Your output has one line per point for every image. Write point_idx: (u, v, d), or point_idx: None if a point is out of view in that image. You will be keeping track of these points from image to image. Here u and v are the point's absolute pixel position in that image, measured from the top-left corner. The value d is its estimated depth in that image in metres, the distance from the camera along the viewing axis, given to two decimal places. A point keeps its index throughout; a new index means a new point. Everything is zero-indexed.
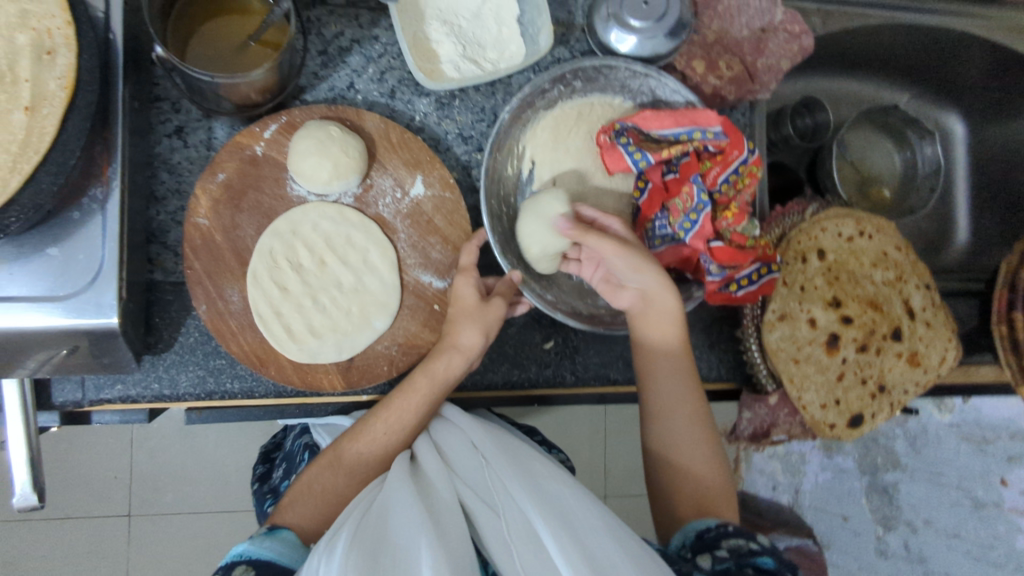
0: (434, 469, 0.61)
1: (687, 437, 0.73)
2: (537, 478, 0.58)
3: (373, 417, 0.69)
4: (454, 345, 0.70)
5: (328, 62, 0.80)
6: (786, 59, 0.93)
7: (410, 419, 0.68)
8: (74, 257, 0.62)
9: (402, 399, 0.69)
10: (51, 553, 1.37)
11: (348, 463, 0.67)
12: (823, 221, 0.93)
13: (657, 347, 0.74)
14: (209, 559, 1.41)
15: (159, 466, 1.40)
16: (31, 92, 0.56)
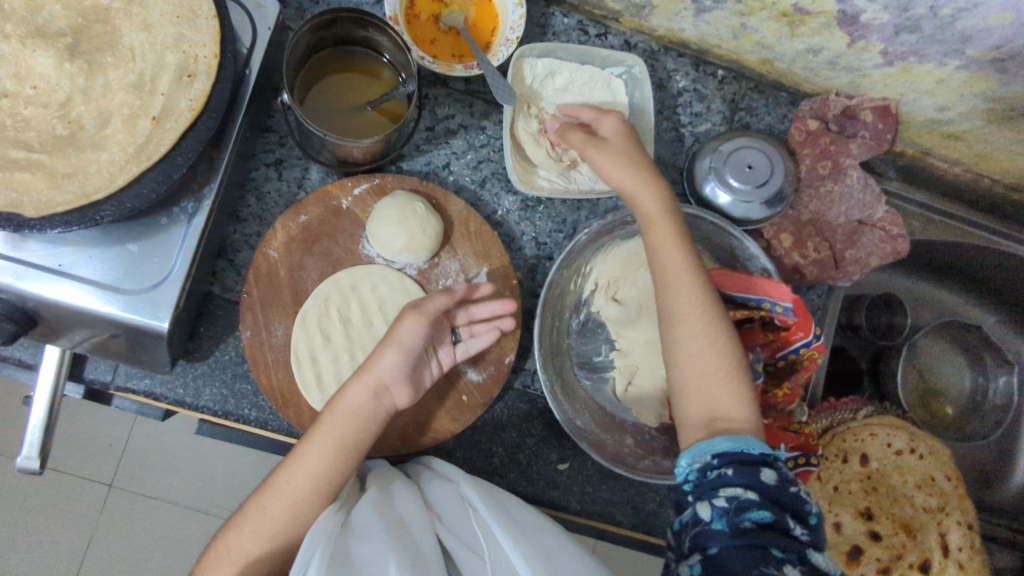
0: (416, 509, 0.65)
1: (706, 352, 0.63)
2: (524, 532, 0.62)
3: (298, 449, 0.64)
4: (375, 375, 0.66)
5: (432, 139, 0.83)
6: (876, 257, 0.91)
7: (318, 467, 0.62)
8: (148, 258, 0.65)
9: (304, 443, 0.63)
10: (29, 499, 1.39)
11: (284, 497, 0.62)
12: (874, 426, 0.90)
13: (669, 226, 0.69)
14: (171, 553, 1.41)
15: (155, 446, 1.42)
16: (163, 105, 0.61)
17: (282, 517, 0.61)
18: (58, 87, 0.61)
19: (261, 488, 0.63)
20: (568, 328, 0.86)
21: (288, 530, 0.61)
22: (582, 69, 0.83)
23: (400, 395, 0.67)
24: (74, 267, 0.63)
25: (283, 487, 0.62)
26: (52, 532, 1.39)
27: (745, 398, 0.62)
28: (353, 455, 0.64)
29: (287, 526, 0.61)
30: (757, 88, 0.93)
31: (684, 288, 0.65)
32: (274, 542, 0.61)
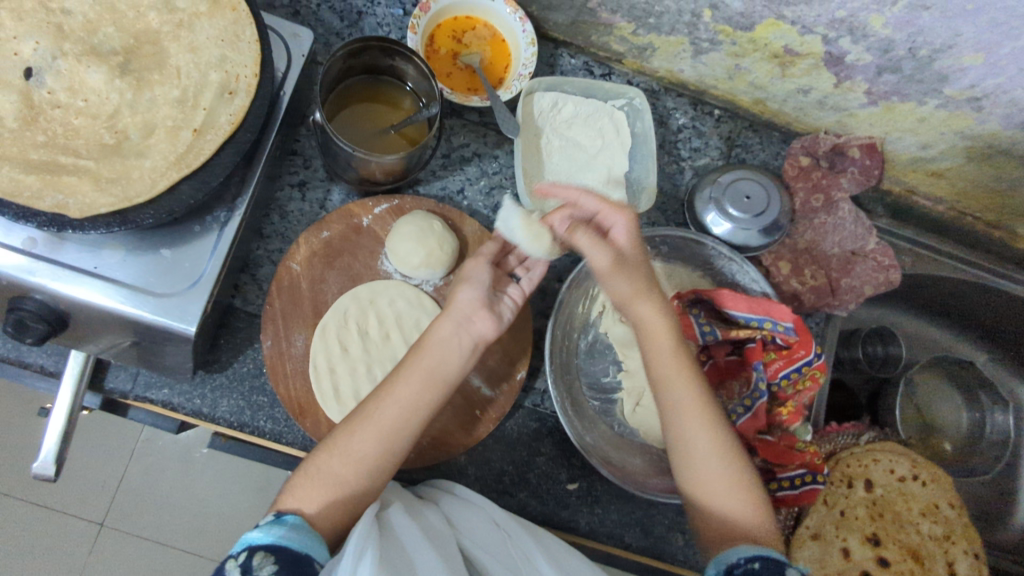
0: (445, 526, 0.67)
1: (711, 467, 0.68)
2: (557, 565, 0.65)
3: (388, 380, 0.68)
4: (459, 307, 0.71)
5: (447, 165, 0.89)
6: (870, 285, 0.94)
7: (406, 402, 0.66)
8: (180, 263, 0.68)
9: (395, 377, 0.67)
10: (15, 539, 1.36)
11: (374, 422, 0.65)
12: (875, 452, 0.90)
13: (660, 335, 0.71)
14: None
15: (148, 486, 1.40)
16: (204, 119, 0.65)
17: (372, 442, 0.64)
18: (108, 100, 0.66)
19: (351, 414, 0.66)
20: (577, 348, 0.88)
21: (375, 456, 0.64)
22: (586, 102, 0.90)
23: (484, 327, 0.72)
24: (109, 270, 0.66)
25: (374, 413, 0.65)
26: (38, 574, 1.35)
27: (754, 503, 0.68)
28: (440, 387, 0.68)
29: (375, 453, 0.64)
30: (751, 127, 1.00)
31: (687, 404, 0.69)
32: (361, 467, 0.64)
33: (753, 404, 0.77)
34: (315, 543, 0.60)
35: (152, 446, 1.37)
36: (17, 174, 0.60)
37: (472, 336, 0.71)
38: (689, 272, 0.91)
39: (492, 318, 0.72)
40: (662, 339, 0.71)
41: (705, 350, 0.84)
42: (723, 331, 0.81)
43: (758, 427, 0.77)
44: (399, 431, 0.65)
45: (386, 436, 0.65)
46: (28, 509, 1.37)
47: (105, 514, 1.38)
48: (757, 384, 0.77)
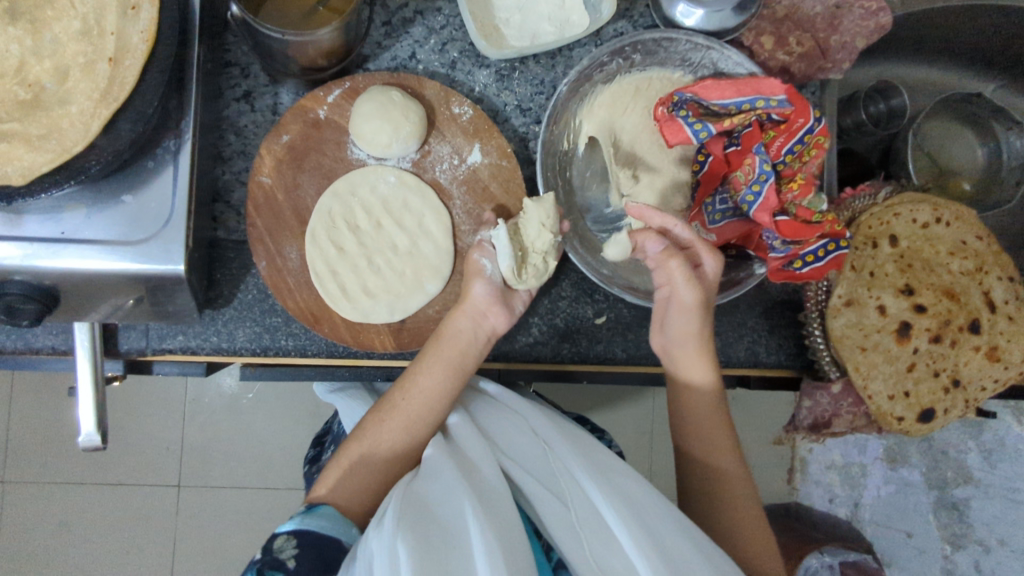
0: (474, 444, 0.67)
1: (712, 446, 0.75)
2: (598, 467, 0.64)
3: (413, 370, 0.72)
4: (473, 302, 0.73)
5: (391, 33, 0.82)
6: (862, 37, 0.88)
7: (429, 395, 0.71)
8: (146, 205, 0.64)
9: (420, 372, 0.71)
10: (106, 516, 1.44)
11: (400, 412, 0.70)
12: (896, 206, 0.88)
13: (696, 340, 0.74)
14: (256, 531, 1.47)
15: (208, 438, 1.46)
16: (116, 44, 0.60)
17: (399, 430, 0.70)
18: (9, 52, 0.60)
19: (378, 406, 0.72)
20: (574, 188, 0.85)
21: (401, 442, 0.70)
22: None
23: (497, 322, 0.74)
24: (78, 232, 0.63)
25: (399, 404, 0.70)
26: (139, 539, 1.45)
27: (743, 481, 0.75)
28: (460, 375, 0.72)
29: (401, 442, 0.70)
30: None
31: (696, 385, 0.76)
32: (390, 455, 0.69)
33: (761, 188, 0.74)
34: (346, 528, 0.65)
35: (200, 405, 1.45)
36: None
37: (486, 331, 0.73)
38: (670, 73, 0.85)
39: (504, 311, 0.74)
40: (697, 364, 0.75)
41: (702, 150, 0.81)
42: (716, 124, 0.76)
43: (771, 210, 0.75)
44: (422, 420, 0.70)
45: (414, 429, 0.70)
46: (108, 488, 1.44)
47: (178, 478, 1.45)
48: (762, 167, 0.74)
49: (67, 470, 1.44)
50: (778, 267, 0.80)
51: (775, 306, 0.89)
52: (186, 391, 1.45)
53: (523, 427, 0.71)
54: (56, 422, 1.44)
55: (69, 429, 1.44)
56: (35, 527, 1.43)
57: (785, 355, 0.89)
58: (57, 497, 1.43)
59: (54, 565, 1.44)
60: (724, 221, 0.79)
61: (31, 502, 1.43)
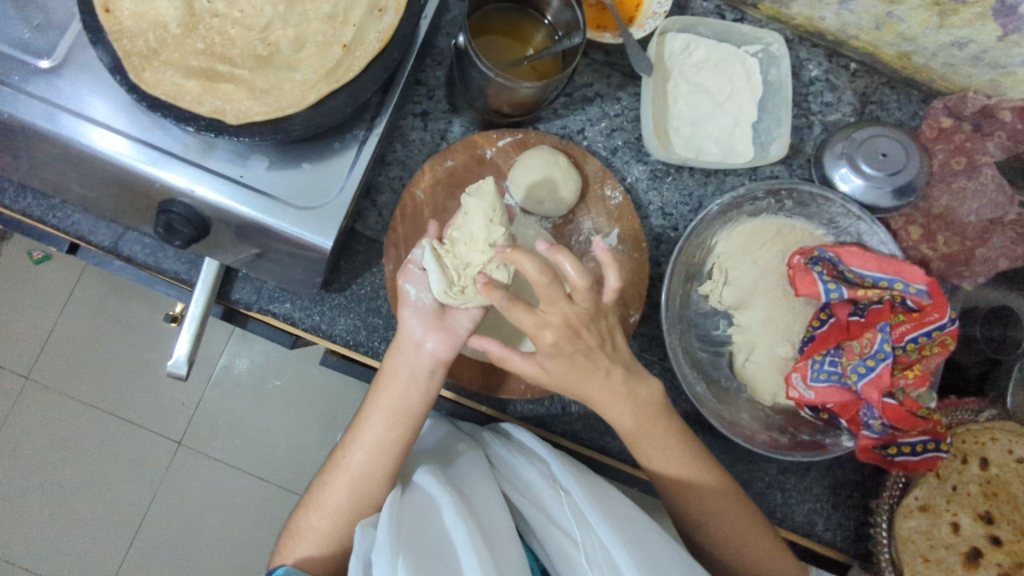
0: (480, 481, 0.71)
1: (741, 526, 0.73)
2: (598, 500, 0.66)
3: (359, 421, 0.73)
4: (407, 337, 0.73)
5: (570, 104, 0.87)
6: (1005, 258, 0.88)
7: (371, 443, 0.71)
8: (320, 177, 0.69)
9: (364, 419, 0.72)
10: (104, 447, 1.45)
11: (346, 467, 0.70)
12: (997, 431, 0.84)
13: (626, 404, 0.70)
14: (232, 516, 1.46)
15: (224, 411, 1.49)
16: (354, 35, 0.66)
17: (343, 490, 0.69)
18: (261, 13, 0.67)
19: (331, 462, 0.72)
20: (688, 301, 0.87)
21: (348, 503, 0.69)
22: (718, 46, 0.87)
23: (439, 350, 0.72)
24: (252, 180, 0.67)
25: (345, 460, 0.71)
26: (123, 480, 1.44)
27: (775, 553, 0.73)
28: (405, 421, 0.71)
29: (348, 500, 0.69)
30: (889, 84, 0.94)
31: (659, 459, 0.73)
32: (333, 515, 0.69)
33: (876, 364, 0.74)
34: None
35: (228, 374, 1.49)
36: (178, 80, 0.62)
37: (427, 360, 0.72)
38: (813, 228, 0.88)
39: (444, 334, 0.73)
40: (656, 441, 0.72)
41: (825, 308, 0.81)
42: (849, 290, 0.78)
43: (882, 389, 0.74)
44: (368, 473, 0.70)
45: (362, 484, 0.70)
46: (115, 422, 1.46)
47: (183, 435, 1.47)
48: (883, 346, 0.74)
49: (86, 390, 1.46)
50: (869, 448, 0.78)
51: (847, 485, 0.87)
52: (223, 355, 1.49)
53: (532, 468, 0.73)
54: (99, 341, 1.47)
55: (109, 352, 1.47)
56: (34, 433, 1.44)
57: (841, 535, 0.87)
58: (68, 412, 1.45)
59: (27, 478, 1.42)
60: (826, 383, 0.77)
61: (39, 408, 1.44)
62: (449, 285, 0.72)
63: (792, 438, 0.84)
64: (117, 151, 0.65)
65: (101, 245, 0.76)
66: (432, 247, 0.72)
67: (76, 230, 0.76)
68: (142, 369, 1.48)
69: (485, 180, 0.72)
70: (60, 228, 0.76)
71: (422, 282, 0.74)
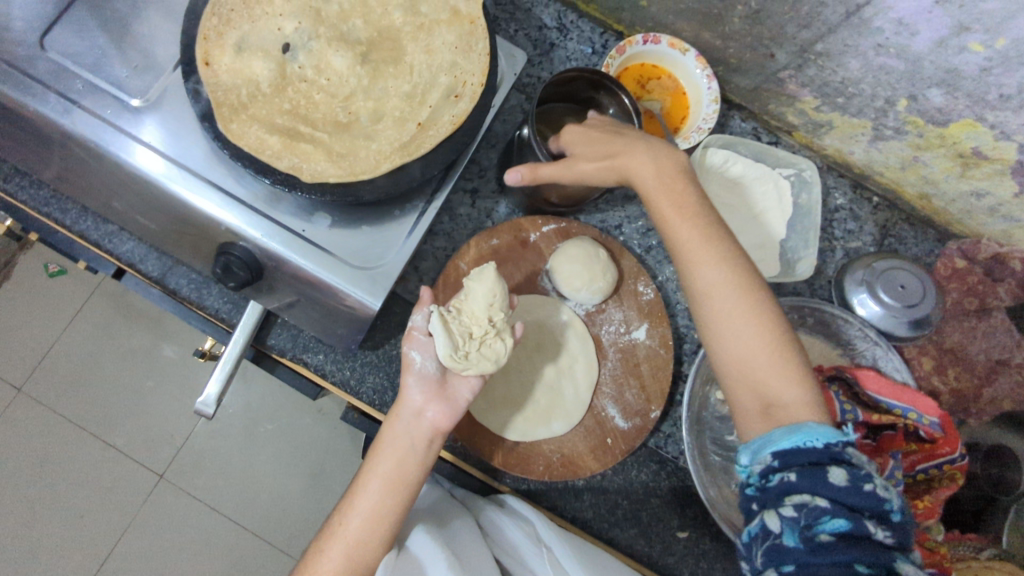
0: (472, 544, 0.71)
1: (743, 326, 0.64)
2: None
3: (354, 489, 0.67)
4: (408, 404, 0.69)
5: (611, 201, 0.91)
6: (1012, 400, 0.91)
7: (369, 510, 0.64)
8: (376, 242, 0.72)
9: (360, 484, 0.66)
10: (83, 472, 1.41)
11: (340, 537, 0.64)
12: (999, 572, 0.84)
13: (673, 203, 0.67)
14: (199, 561, 1.41)
15: (212, 448, 1.47)
16: (429, 115, 0.71)
17: (339, 559, 0.62)
18: (347, 83, 0.71)
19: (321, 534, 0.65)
20: None
21: (343, 572, 0.62)
22: (756, 165, 0.93)
23: (439, 418, 0.69)
24: (313, 234, 0.70)
25: (340, 529, 0.64)
26: (94, 509, 1.40)
27: (798, 376, 0.62)
28: (403, 488, 0.66)
29: (345, 570, 0.62)
30: (908, 221, 1.00)
31: (707, 265, 0.65)
32: None
33: (888, 488, 0.74)
34: None
35: (223, 413, 1.48)
36: (263, 134, 0.66)
37: (427, 429, 0.68)
38: (829, 347, 0.90)
39: (447, 405, 0.70)
40: (705, 257, 0.65)
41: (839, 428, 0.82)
42: (865, 413, 0.80)
43: None
44: (367, 543, 0.63)
45: (362, 555, 0.63)
46: (98, 446, 1.43)
47: (166, 469, 1.44)
48: (895, 473, 0.76)
49: (76, 410, 1.44)
50: None
51: None
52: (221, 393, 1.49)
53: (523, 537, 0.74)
54: (98, 363, 1.46)
55: (107, 375, 1.46)
56: (13, 448, 1.40)
57: None
58: (53, 431, 1.42)
59: None
60: None
61: (23, 422, 1.41)
62: (456, 349, 0.69)
63: None
64: (148, 165, 0.68)
65: (149, 275, 0.78)
66: (440, 311, 0.71)
67: (128, 257, 0.78)
68: (136, 396, 1.47)
69: (488, 265, 0.74)
70: (112, 253, 0.78)
71: (427, 349, 0.71)
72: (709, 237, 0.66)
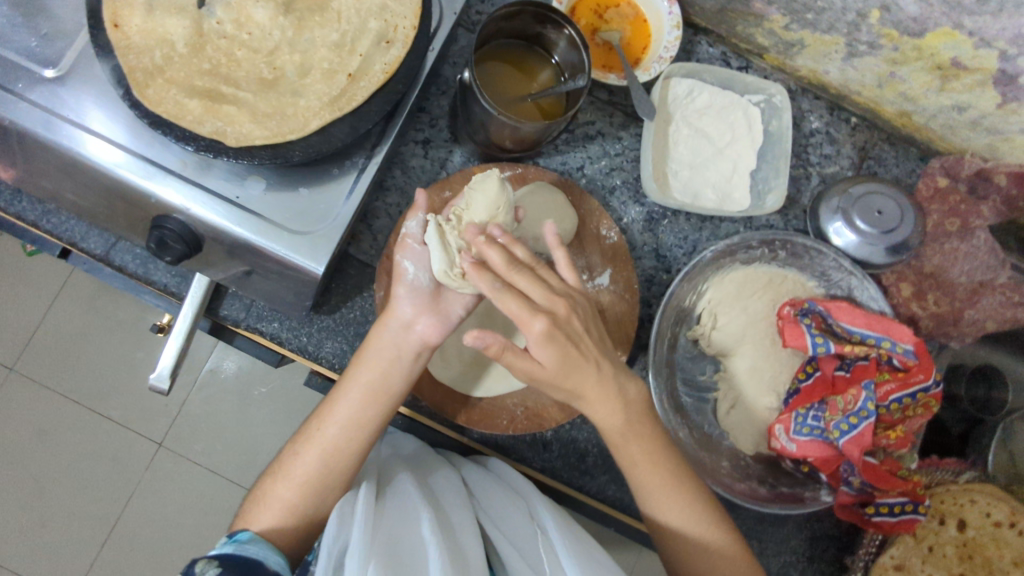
0: (456, 500, 0.70)
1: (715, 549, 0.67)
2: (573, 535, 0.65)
3: (334, 395, 0.70)
4: (398, 315, 0.71)
5: (571, 141, 0.87)
6: (993, 320, 0.90)
7: (349, 416, 0.68)
8: (315, 203, 0.69)
9: (342, 392, 0.69)
10: (83, 443, 1.44)
11: (317, 440, 0.67)
12: (974, 492, 0.87)
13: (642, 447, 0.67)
14: (206, 521, 1.46)
15: (206, 414, 1.48)
16: (360, 65, 0.67)
17: (315, 461, 0.66)
18: (270, 36, 0.67)
19: (300, 436, 0.69)
20: (677, 344, 0.87)
21: (318, 475, 0.66)
22: (723, 93, 0.87)
23: (429, 330, 0.72)
24: (249, 202, 0.68)
25: (318, 433, 0.68)
26: (99, 478, 1.44)
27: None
28: (383, 398, 0.69)
29: (318, 472, 0.66)
30: (888, 140, 0.95)
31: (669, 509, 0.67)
32: (299, 486, 0.65)
33: (859, 422, 0.74)
34: (269, 551, 0.60)
35: (215, 378, 1.49)
36: (182, 98, 0.63)
37: (415, 341, 0.71)
38: (804, 279, 0.88)
39: (437, 318, 0.72)
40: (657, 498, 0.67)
41: (811, 361, 0.81)
42: (837, 345, 0.78)
43: (863, 447, 0.74)
44: (343, 448, 0.67)
45: (337, 458, 0.67)
46: (95, 419, 1.45)
47: (163, 436, 1.47)
48: (867, 403, 0.75)
49: (68, 386, 1.45)
50: (846, 505, 0.78)
51: (824, 538, 0.87)
52: (209, 359, 1.49)
53: (513, 499, 0.73)
54: (85, 337, 1.46)
55: (96, 348, 1.46)
56: (12, 426, 1.42)
57: None
58: (49, 407, 1.44)
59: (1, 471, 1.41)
60: (808, 437, 0.77)
61: (19, 400, 1.43)
62: (451, 265, 0.70)
63: (770, 489, 0.83)
64: (71, 142, 0.65)
65: (92, 253, 0.76)
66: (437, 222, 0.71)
67: (69, 236, 0.76)
68: (126, 367, 1.47)
69: (491, 172, 0.71)
70: (52, 233, 0.76)
71: (420, 259, 0.73)
72: (680, 498, 0.68)
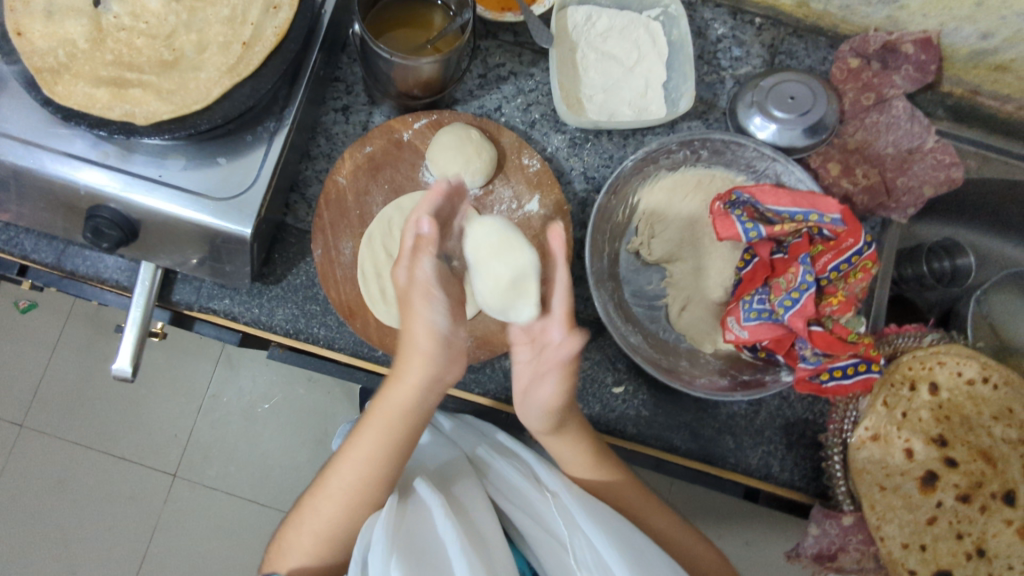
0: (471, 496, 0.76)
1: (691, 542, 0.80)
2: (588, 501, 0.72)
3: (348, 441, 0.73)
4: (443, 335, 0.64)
5: (484, 85, 0.90)
6: (930, 185, 0.90)
7: (361, 470, 0.71)
8: (234, 170, 0.73)
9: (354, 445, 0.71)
10: (101, 486, 1.48)
11: (329, 495, 0.72)
12: (942, 354, 0.85)
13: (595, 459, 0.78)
14: (231, 542, 1.48)
15: (215, 439, 1.51)
16: (252, 32, 0.70)
17: (329, 516, 0.71)
18: (166, 21, 0.72)
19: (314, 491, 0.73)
20: (618, 259, 0.89)
21: (332, 528, 0.71)
22: (621, 14, 0.89)
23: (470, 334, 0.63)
24: (172, 179, 0.71)
25: (329, 485, 0.72)
26: (120, 518, 1.47)
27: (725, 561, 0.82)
28: (388, 445, 0.70)
29: (332, 525, 0.71)
30: (796, 33, 0.96)
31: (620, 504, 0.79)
32: (325, 544, 0.71)
33: (800, 295, 0.74)
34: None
35: (217, 402, 1.52)
36: (89, 90, 0.66)
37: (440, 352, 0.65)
38: (733, 175, 0.89)
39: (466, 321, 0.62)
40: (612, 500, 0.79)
41: (750, 249, 0.83)
42: (767, 228, 0.79)
43: (807, 318, 0.74)
44: (354, 500, 0.71)
45: (355, 511, 0.71)
46: (109, 460, 1.49)
47: (177, 467, 1.50)
48: (805, 276, 0.75)
49: (79, 433, 1.49)
50: (805, 380, 0.78)
51: (796, 425, 0.87)
52: (209, 385, 1.53)
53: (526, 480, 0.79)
54: (88, 383, 1.51)
55: (99, 391, 1.51)
56: (31, 481, 1.47)
57: (799, 475, 0.86)
58: (63, 456, 1.48)
59: (30, 525, 1.45)
60: (756, 321, 0.78)
61: (35, 454, 1.47)
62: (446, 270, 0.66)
63: (731, 379, 0.85)
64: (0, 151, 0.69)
65: (45, 262, 0.81)
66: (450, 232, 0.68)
67: (22, 250, 0.81)
68: (131, 406, 1.52)
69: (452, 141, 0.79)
70: (6, 249, 0.80)
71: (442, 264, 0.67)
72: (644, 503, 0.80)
